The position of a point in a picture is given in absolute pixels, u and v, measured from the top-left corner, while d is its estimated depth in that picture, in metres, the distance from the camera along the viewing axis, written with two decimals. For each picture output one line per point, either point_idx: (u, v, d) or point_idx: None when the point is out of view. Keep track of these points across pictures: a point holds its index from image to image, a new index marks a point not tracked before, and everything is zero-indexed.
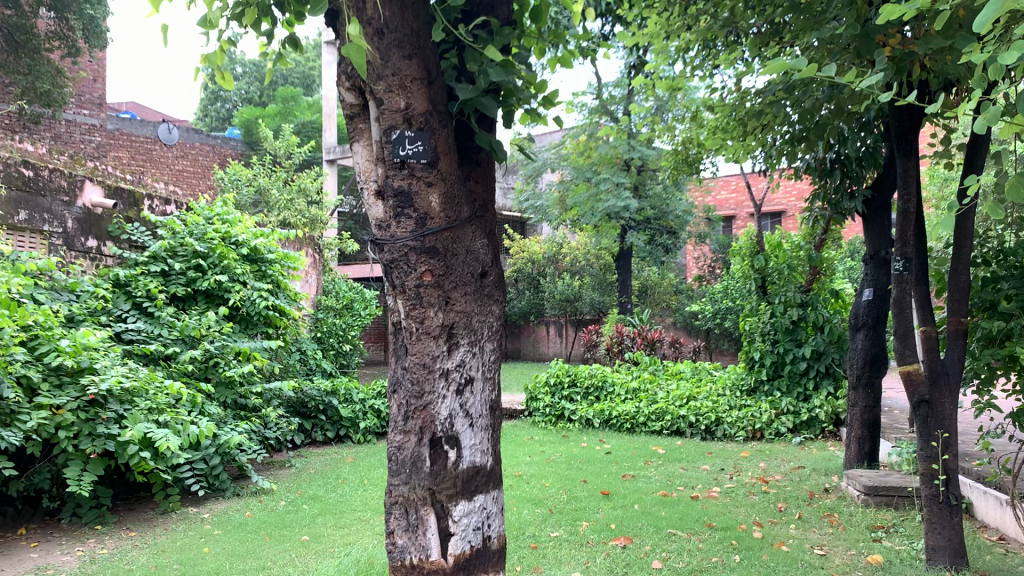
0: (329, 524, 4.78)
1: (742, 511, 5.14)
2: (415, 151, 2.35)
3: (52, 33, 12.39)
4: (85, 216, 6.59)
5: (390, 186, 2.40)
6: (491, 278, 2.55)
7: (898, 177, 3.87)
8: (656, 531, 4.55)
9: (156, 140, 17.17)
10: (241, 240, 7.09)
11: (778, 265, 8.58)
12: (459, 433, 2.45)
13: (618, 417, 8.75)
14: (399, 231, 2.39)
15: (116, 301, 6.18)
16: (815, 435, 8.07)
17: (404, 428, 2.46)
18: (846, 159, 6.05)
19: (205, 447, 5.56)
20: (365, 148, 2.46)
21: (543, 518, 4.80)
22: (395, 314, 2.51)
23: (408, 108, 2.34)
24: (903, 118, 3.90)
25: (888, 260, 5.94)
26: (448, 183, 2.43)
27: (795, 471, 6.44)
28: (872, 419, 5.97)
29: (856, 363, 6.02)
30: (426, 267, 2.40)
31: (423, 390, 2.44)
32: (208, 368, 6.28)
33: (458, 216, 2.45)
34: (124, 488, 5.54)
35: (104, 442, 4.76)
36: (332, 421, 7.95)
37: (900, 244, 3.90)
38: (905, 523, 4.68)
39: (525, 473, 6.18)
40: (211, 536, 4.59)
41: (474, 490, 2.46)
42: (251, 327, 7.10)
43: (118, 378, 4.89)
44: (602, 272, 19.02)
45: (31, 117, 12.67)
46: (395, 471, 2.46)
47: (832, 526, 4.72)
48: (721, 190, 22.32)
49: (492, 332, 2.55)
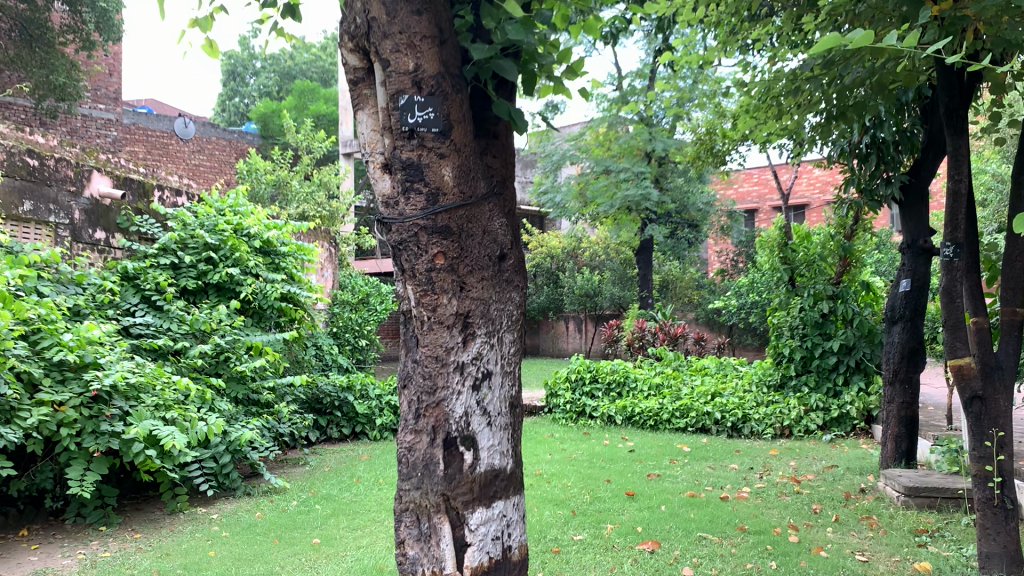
0: (340, 526, 4.57)
1: (775, 513, 4.88)
2: (425, 118, 2.11)
3: (65, 26, 12.24)
4: (92, 208, 6.40)
5: (398, 159, 2.18)
6: (511, 261, 2.31)
7: (949, 157, 3.58)
8: (685, 535, 4.30)
9: (173, 135, 17.06)
10: (253, 232, 6.93)
11: (806, 257, 8.30)
12: (476, 433, 2.22)
13: (642, 414, 8.49)
14: (408, 209, 2.18)
15: (124, 295, 6.03)
16: (846, 433, 7.79)
17: (414, 428, 2.24)
18: (882, 143, 5.78)
19: (215, 444, 5.38)
20: (370, 117, 2.24)
21: (566, 520, 4.58)
22: (405, 302, 2.29)
23: (417, 71, 2.11)
24: (954, 94, 3.62)
25: (927, 250, 5.63)
26: (463, 156, 2.19)
27: (828, 470, 6.17)
28: (910, 416, 5.68)
29: (893, 357, 5.75)
30: (438, 249, 2.18)
31: (436, 385, 2.21)
32: (219, 363, 6.10)
33: (474, 192, 2.22)
34: (131, 487, 5.37)
35: (108, 441, 4.59)
36: (348, 418, 7.74)
37: (949, 229, 3.60)
38: (950, 527, 4.40)
39: (546, 472, 5.95)
40: (219, 539, 4.40)
41: (493, 495, 2.24)
42: (264, 321, 6.90)
43: (122, 373, 4.72)
44: (622, 266, 18.72)
45: (46, 111, 12.57)
46: (405, 475, 2.24)
47: (872, 530, 4.46)
48: (743, 183, 21.94)
49: (512, 321, 2.32)
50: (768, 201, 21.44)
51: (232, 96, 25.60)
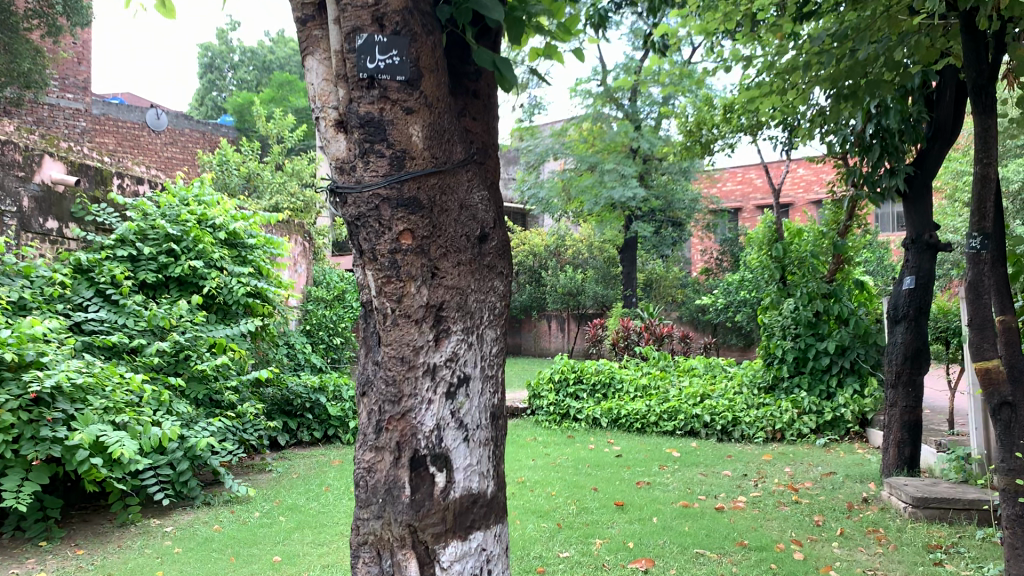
0: (305, 541, 4.18)
1: (775, 526, 4.53)
2: (389, 63, 1.74)
3: (32, 10, 11.69)
4: (44, 195, 5.96)
5: (354, 114, 1.80)
6: (492, 243, 1.96)
7: (977, 137, 3.20)
8: (681, 552, 3.95)
9: (144, 126, 16.52)
10: (219, 223, 6.53)
11: (798, 253, 7.96)
12: (451, 450, 1.86)
13: (628, 417, 8.15)
14: (367, 175, 1.80)
15: (76, 288, 5.59)
16: (840, 437, 7.46)
17: (375, 444, 1.87)
18: (887, 130, 5.34)
19: (172, 450, 5.00)
20: (322, 63, 1.89)
21: (551, 534, 4.22)
22: (364, 291, 1.93)
23: (378, 5, 1.75)
24: (982, 69, 3.21)
25: (933, 245, 5.32)
26: (435, 112, 1.82)
27: (826, 478, 5.82)
28: (914, 420, 5.36)
29: (896, 359, 5.42)
30: (405, 226, 1.81)
31: (401, 393, 1.85)
32: (179, 362, 5.70)
33: (449, 157, 1.86)
34: (78, 497, 4.94)
35: (49, 447, 4.17)
36: (319, 421, 7.36)
37: (976, 218, 3.17)
38: (965, 542, 4.08)
39: (528, 479, 5.59)
40: (169, 556, 4.00)
41: (470, 525, 1.88)
42: (230, 316, 6.50)
43: (67, 374, 4.31)
44: (605, 264, 18.31)
45: (11, 99, 12.08)
46: (364, 502, 1.87)
47: (881, 545, 4.13)
48: (726, 181, 21.72)
49: (494, 316, 1.97)
50: (752, 200, 21.22)
51: (210, 90, 25.08)
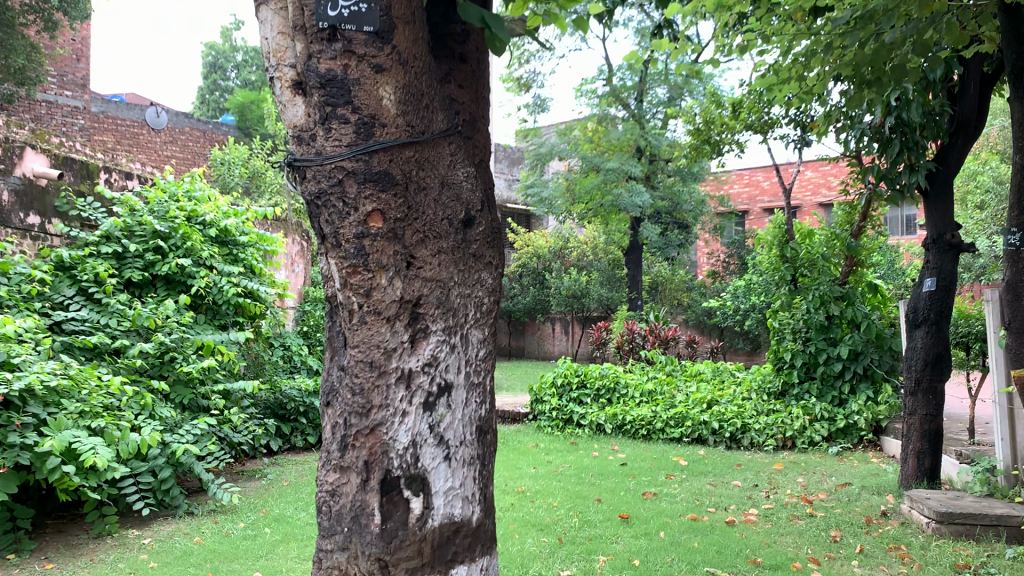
0: (289, 555, 3.92)
1: (789, 541, 4.27)
2: (355, 11, 1.68)
3: (27, 5, 11.45)
4: (25, 188, 5.72)
5: (314, 72, 1.72)
6: (478, 229, 1.88)
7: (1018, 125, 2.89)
8: (689, 571, 3.68)
9: (144, 124, 16.25)
10: (209, 219, 6.33)
11: (809, 254, 7.71)
12: (428, 470, 1.80)
13: (633, 423, 7.87)
14: (329, 145, 1.74)
15: (57, 286, 5.35)
16: (853, 445, 7.13)
17: (340, 464, 1.81)
18: (906, 125, 5.08)
19: (154, 457, 4.72)
20: (277, 14, 1.80)
21: (551, 550, 3.95)
22: (331, 285, 1.86)
23: None
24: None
25: (955, 245, 5.01)
26: (409, 71, 1.75)
27: (841, 489, 5.55)
28: (934, 430, 5.06)
29: (915, 365, 5.15)
30: (374, 206, 1.75)
31: (370, 404, 1.78)
32: (164, 364, 5.43)
33: (429, 126, 1.80)
34: (54, 506, 4.70)
35: (18, 454, 3.92)
36: (313, 425, 7.13)
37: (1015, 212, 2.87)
38: (995, 561, 3.80)
39: (529, 489, 5.34)
40: (143, 572, 3.73)
41: (451, 558, 1.81)
42: (219, 317, 6.23)
43: (37, 377, 4.05)
44: (610, 267, 18.03)
45: (4, 95, 11.83)
46: (330, 531, 1.81)
47: (905, 564, 3.85)
48: (735, 184, 21.45)
49: (479, 312, 1.89)
50: (759, 203, 20.95)
51: (213, 90, 24.85)
